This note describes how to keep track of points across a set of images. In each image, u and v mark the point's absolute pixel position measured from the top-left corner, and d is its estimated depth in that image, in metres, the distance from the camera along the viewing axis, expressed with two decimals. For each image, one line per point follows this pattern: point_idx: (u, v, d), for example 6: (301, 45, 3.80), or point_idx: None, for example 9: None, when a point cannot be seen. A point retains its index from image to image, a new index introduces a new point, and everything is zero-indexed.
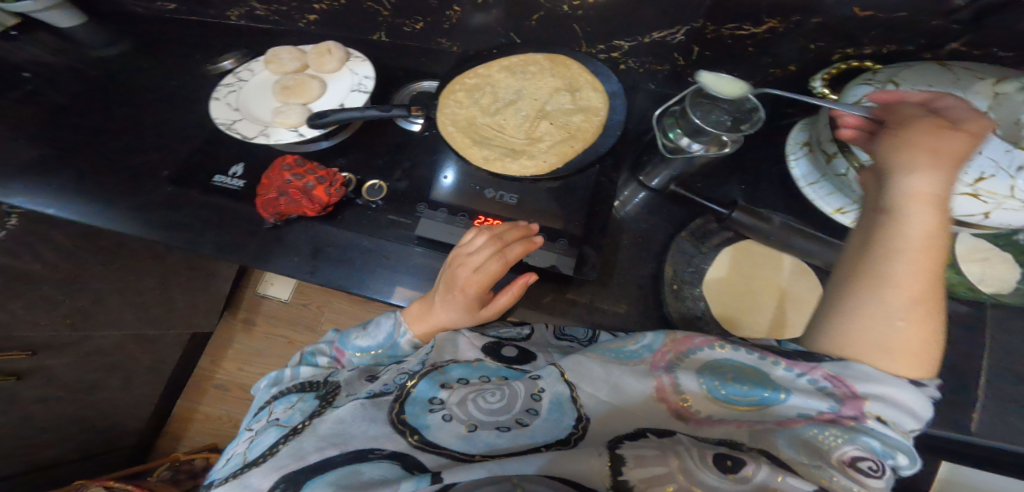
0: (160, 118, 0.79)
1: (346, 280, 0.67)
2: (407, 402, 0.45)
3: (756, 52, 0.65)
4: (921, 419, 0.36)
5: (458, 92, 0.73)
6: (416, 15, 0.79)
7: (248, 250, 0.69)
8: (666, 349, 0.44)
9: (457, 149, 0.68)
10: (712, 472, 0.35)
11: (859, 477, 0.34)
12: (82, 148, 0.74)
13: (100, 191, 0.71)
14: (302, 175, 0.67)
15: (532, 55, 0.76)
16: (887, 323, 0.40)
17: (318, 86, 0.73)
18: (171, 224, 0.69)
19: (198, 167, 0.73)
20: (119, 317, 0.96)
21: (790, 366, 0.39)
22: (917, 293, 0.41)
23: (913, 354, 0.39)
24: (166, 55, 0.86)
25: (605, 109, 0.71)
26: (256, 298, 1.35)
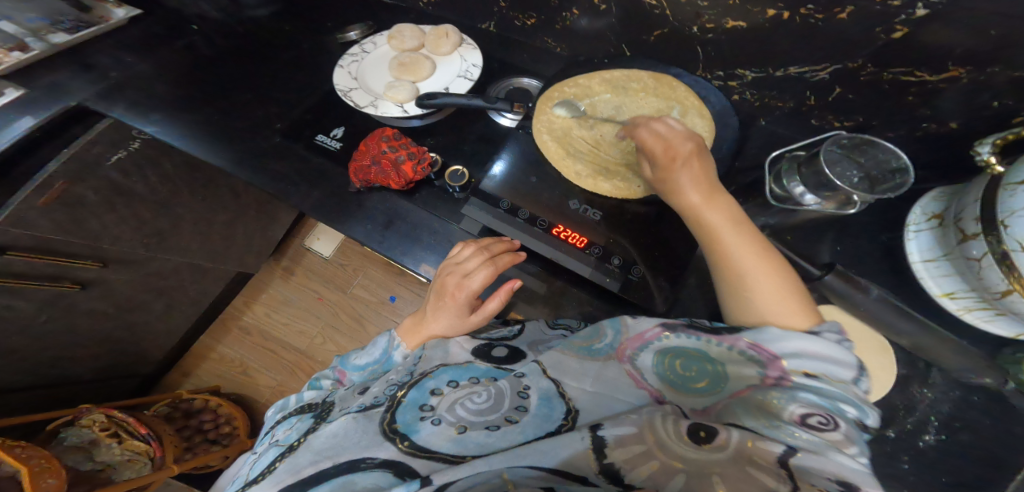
0: (282, 74, 0.85)
1: (410, 257, 0.68)
2: (397, 411, 0.46)
3: (916, 101, 0.57)
4: (844, 364, 0.41)
5: (557, 101, 0.70)
6: (532, 11, 0.79)
7: (329, 209, 0.72)
8: (626, 344, 0.49)
9: (549, 160, 0.67)
10: (689, 445, 0.37)
11: (812, 429, 0.38)
12: (218, 94, 0.82)
13: (217, 131, 0.78)
14: (396, 148, 0.68)
15: (637, 71, 0.71)
16: (743, 299, 0.49)
17: (430, 66, 0.75)
18: (272, 173, 0.74)
19: (305, 123, 0.78)
20: (186, 246, 1.05)
21: (720, 341, 0.45)
22: (754, 268, 0.49)
23: (784, 310, 0.46)
24: (299, 16, 0.93)
25: (712, 138, 0.65)
26: (302, 249, 1.45)
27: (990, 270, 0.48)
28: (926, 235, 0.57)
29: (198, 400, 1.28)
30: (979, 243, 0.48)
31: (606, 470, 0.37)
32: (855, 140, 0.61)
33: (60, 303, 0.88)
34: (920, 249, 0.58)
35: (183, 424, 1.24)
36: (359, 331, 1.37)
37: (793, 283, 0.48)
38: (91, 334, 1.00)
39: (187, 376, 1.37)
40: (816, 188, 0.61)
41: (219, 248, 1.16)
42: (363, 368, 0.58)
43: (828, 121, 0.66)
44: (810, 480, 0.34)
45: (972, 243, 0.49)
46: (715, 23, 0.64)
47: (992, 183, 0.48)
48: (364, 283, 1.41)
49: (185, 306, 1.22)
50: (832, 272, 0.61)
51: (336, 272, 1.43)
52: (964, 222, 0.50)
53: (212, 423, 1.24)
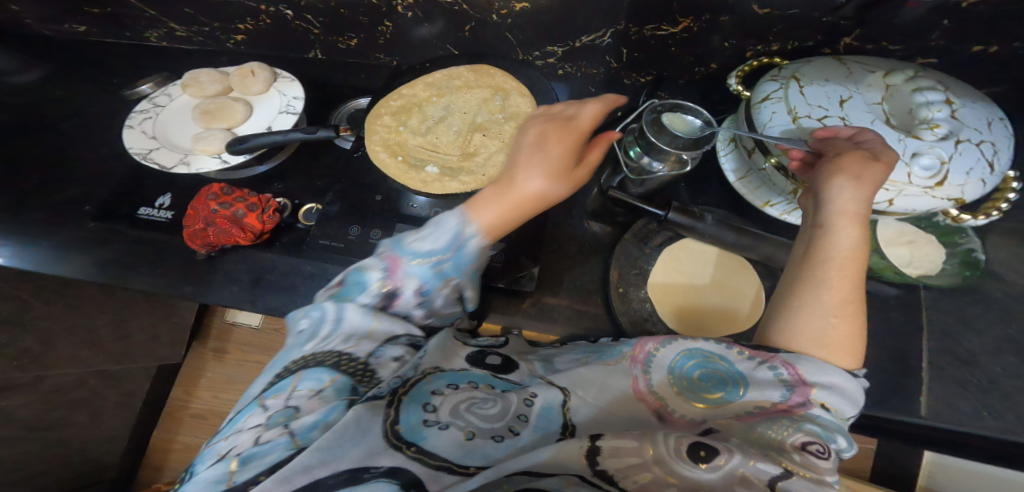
0: (82, 151, 0.75)
1: (289, 305, 0.64)
2: (400, 408, 0.37)
3: (679, 51, 0.63)
4: (855, 402, 0.40)
5: (385, 117, 0.69)
6: (349, 32, 0.77)
7: (183, 284, 0.65)
8: (641, 342, 0.44)
9: (394, 177, 0.65)
10: (686, 462, 0.35)
11: (812, 462, 0.35)
12: (6, 184, 0.70)
13: (12, 230, 0.66)
14: (230, 203, 0.63)
15: (455, 67, 0.73)
16: (823, 319, 0.42)
17: (242, 108, 0.70)
18: (104, 260, 0.66)
19: (124, 199, 0.70)
20: (76, 356, 0.95)
21: (751, 355, 0.41)
22: (844, 291, 0.43)
23: (849, 343, 0.42)
24: (87, 83, 0.82)
25: (534, 112, 0.68)
26: (224, 325, 1.20)
27: (775, 175, 0.53)
28: (732, 155, 0.62)
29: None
30: (759, 156, 0.54)
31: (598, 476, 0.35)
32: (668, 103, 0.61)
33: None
34: (733, 169, 0.62)
35: None
36: None
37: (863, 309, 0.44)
38: None
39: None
40: (657, 154, 0.58)
41: (117, 350, 1.01)
42: (424, 259, 0.47)
43: (635, 78, 0.71)
44: None
45: (756, 156, 0.55)
46: (506, 9, 0.66)
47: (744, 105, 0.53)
48: None
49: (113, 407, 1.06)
50: (673, 209, 0.61)
51: None
52: (744, 141, 0.56)
53: None
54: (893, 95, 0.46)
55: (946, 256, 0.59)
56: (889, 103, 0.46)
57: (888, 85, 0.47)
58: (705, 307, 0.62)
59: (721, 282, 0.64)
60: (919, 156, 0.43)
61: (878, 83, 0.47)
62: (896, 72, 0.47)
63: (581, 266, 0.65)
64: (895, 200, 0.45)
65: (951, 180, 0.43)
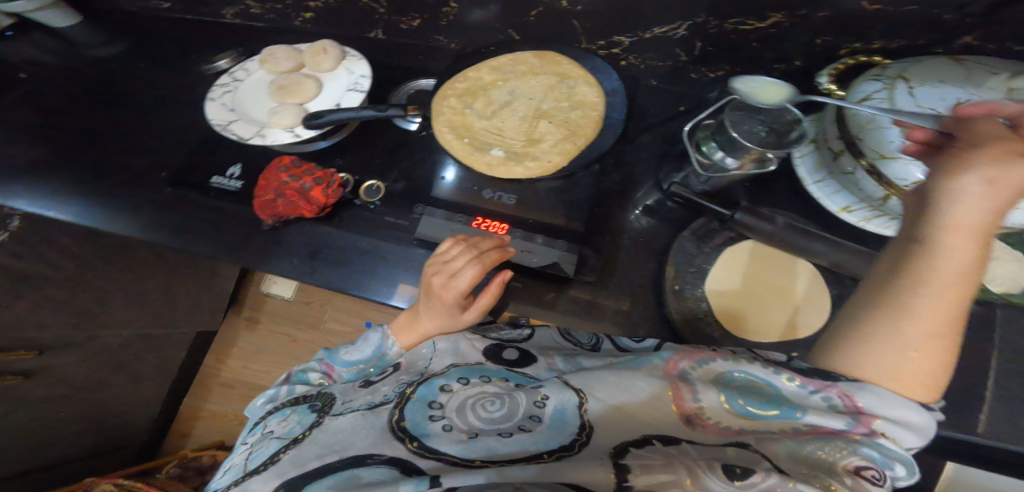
0: (159, 119, 0.79)
1: (346, 281, 0.66)
2: (406, 407, 0.48)
3: (760, 47, 0.62)
4: (921, 435, 0.39)
5: (451, 99, 0.70)
6: (412, 12, 0.77)
7: (249, 253, 0.68)
8: (676, 356, 0.48)
9: (459, 157, 0.66)
10: (721, 479, 0.36)
11: (865, 486, 0.37)
12: (89, 149, 0.74)
13: (96, 193, 0.71)
14: (299, 176, 0.66)
15: (521, 53, 0.73)
16: (902, 354, 0.40)
17: (314, 85, 0.72)
18: (177, 226, 0.69)
19: (196, 167, 0.73)
20: (126, 317, 1.02)
21: (804, 382, 0.42)
22: (931, 328, 0.41)
23: (925, 378, 0.40)
24: (164, 55, 0.86)
25: (602, 103, 0.68)
26: (260, 296, 1.37)
27: (865, 180, 0.53)
28: (809, 158, 0.63)
29: (207, 457, 1.25)
30: (848, 159, 0.54)
31: (622, 489, 0.37)
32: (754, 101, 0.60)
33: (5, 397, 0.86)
34: (808, 173, 0.63)
35: (199, 482, 1.21)
36: None
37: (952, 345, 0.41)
38: (57, 420, 0.98)
39: (188, 437, 1.33)
40: (733, 150, 0.57)
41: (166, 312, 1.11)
42: (352, 366, 0.59)
43: (705, 73, 0.71)
44: None
45: (844, 159, 0.55)
46: None
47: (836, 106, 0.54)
48: (334, 317, 1.35)
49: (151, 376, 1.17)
50: (742, 209, 0.62)
51: (302, 310, 1.36)
52: (829, 143, 0.56)
53: None
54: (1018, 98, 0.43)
55: None
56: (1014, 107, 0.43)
57: (1010, 88, 0.44)
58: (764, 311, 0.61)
59: (784, 286, 0.63)
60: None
61: (1000, 86, 0.45)
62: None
63: (634, 260, 0.65)
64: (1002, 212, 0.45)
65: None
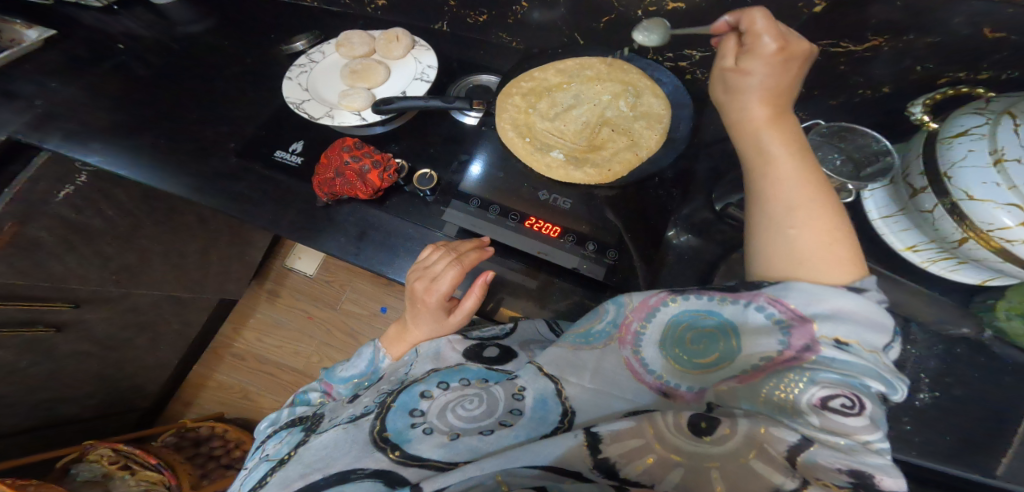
0: (231, 92, 0.82)
1: (385, 264, 0.68)
2: (386, 419, 0.50)
3: (847, 71, 0.62)
4: (878, 329, 0.38)
5: (516, 97, 0.71)
6: (481, 8, 0.77)
7: (299, 228, 0.71)
8: (628, 317, 0.48)
9: (519, 156, 0.67)
10: (688, 436, 0.37)
11: (833, 416, 0.36)
12: (165, 116, 0.78)
13: (166, 157, 0.75)
14: (359, 157, 0.68)
15: (588, 58, 0.73)
16: (781, 234, 0.44)
17: (384, 72, 0.74)
18: (237, 194, 0.72)
19: (263, 141, 0.76)
20: (162, 279, 1.04)
21: (737, 302, 0.42)
22: (795, 203, 0.44)
23: (824, 253, 0.42)
24: (242, 31, 0.90)
25: (667, 116, 0.68)
26: (283, 269, 1.42)
27: (942, 219, 0.50)
28: (879, 192, 0.59)
29: (205, 428, 1.28)
30: (929, 197, 0.51)
31: (600, 465, 0.38)
32: (832, 129, 0.60)
33: (34, 350, 0.86)
34: (877, 207, 0.60)
35: (193, 452, 1.23)
36: (351, 345, 1.34)
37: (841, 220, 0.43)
38: (79, 376, 0.99)
39: (189, 406, 1.37)
40: None
41: (195, 277, 1.14)
42: (347, 381, 0.63)
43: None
44: (817, 474, 0.34)
45: (922, 197, 0.51)
46: (656, 6, 0.65)
47: (933, 136, 0.50)
48: (354, 298, 1.39)
49: (171, 337, 1.21)
50: None
51: (322, 289, 1.40)
52: (909, 178, 0.53)
53: (223, 451, 1.25)
54: None
55: None
56: None
57: None
58: None
59: None
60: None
61: None
62: None
63: (678, 277, 0.64)
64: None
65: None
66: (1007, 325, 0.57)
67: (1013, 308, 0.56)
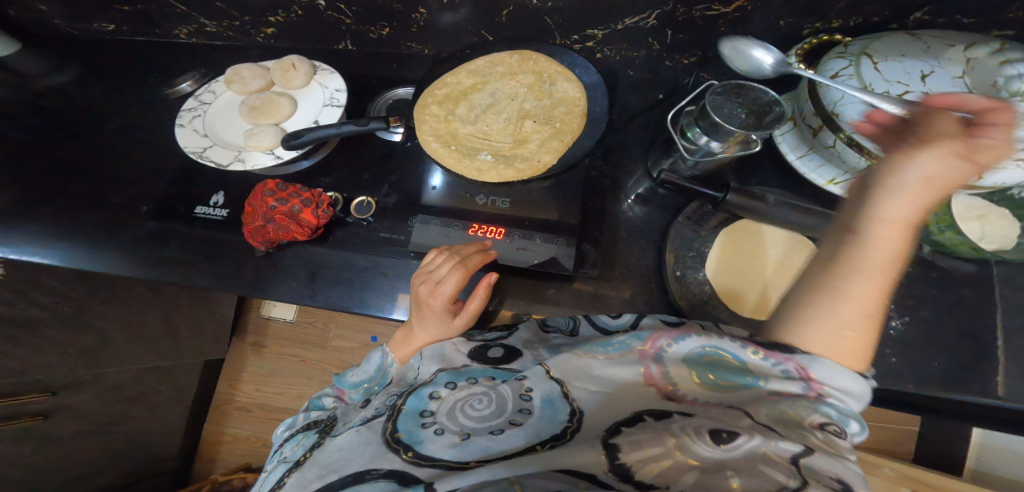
0: (131, 149, 0.76)
1: (346, 299, 0.65)
2: (398, 420, 0.48)
3: (728, 30, 0.64)
4: (863, 394, 0.43)
5: (432, 106, 0.70)
6: (380, 20, 0.73)
7: (243, 281, 0.68)
8: (654, 335, 0.50)
9: (448, 165, 0.67)
10: (709, 444, 0.39)
11: (831, 440, 0.40)
12: (58, 188, 0.71)
13: (76, 232, 0.69)
14: (286, 199, 0.64)
15: (498, 54, 0.73)
16: (837, 329, 0.46)
17: (288, 103, 0.70)
18: (166, 259, 0.68)
19: (178, 199, 0.71)
20: (140, 354, 1.00)
21: (768, 355, 0.45)
22: (862, 308, 0.46)
23: (857, 348, 0.46)
24: (122, 80, 0.83)
25: (583, 98, 0.69)
26: (262, 319, 1.35)
27: (846, 150, 0.54)
28: (790, 134, 0.63)
29: (236, 480, 1.25)
30: (828, 132, 0.55)
31: (616, 469, 0.38)
32: (728, 87, 0.59)
33: (28, 437, 0.87)
34: (792, 148, 0.63)
35: None
36: None
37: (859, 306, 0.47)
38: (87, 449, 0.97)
39: (214, 462, 1.32)
40: (718, 134, 0.56)
41: (170, 345, 1.09)
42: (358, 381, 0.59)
43: (677, 59, 0.71)
44: (816, 477, 0.36)
45: (823, 133, 0.56)
46: None
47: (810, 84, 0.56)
48: (341, 334, 1.35)
49: (168, 403, 1.14)
50: (732, 191, 0.63)
51: (306, 331, 1.35)
52: (807, 119, 0.57)
53: None
54: (977, 69, 0.48)
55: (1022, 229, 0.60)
56: (974, 76, 0.48)
57: (970, 59, 0.49)
58: (767, 289, 0.63)
59: (783, 262, 0.64)
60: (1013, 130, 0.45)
61: (959, 57, 0.50)
62: (980, 46, 0.49)
63: (634, 251, 0.66)
64: (982, 175, 0.46)
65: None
66: (942, 237, 0.60)
67: (942, 220, 0.60)
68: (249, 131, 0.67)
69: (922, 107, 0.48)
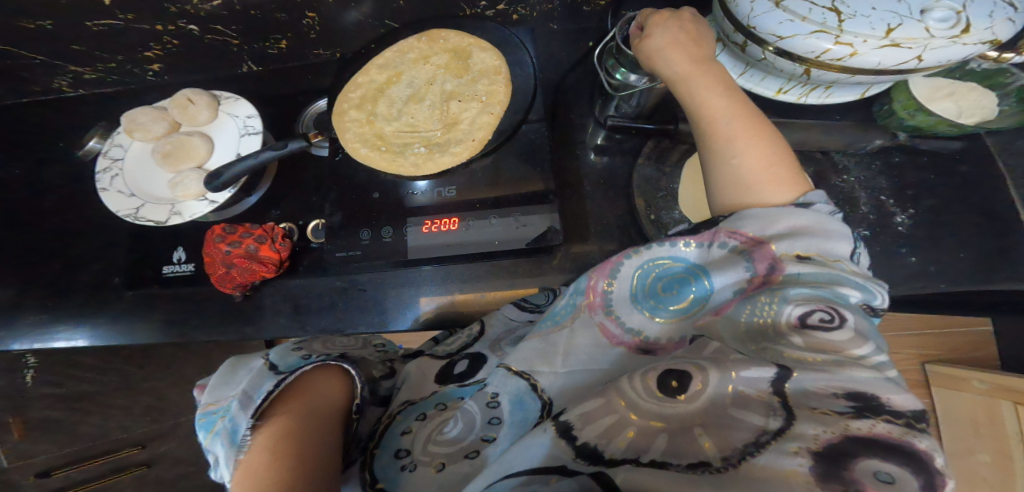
0: (81, 223, 0.75)
1: (337, 324, 0.67)
2: (375, 467, 0.50)
3: None
4: (833, 234, 0.42)
5: (351, 111, 0.67)
6: (274, 34, 0.71)
7: (235, 325, 0.69)
8: (592, 281, 0.49)
9: (384, 170, 0.64)
10: (664, 401, 0.40)
11: (815, 332, 0.38)
12: (35, 281, 0.72)
13: (69, 317, 0.71)
14: (238, 241, 0.62)
15: (405, 41, 0.70)
16: (727, 166, 0.48)
17: (201, 141, 0.68)
18: (164, 321, 0.70)
19: (141, 265, 0.71)
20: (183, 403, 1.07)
21: (698, 242, 0.46)
22: (734, 134, 0.48)
23: (769, 177, 0.46)
24: (29, 149, 0.79)
25: (504, 64, 0.65)
26: None
27: (779, 61, 0.50)
28: (725, 55, 0.60)
29: None
30: (754, 47, 0.51)
31: (582, 452, 0.40)
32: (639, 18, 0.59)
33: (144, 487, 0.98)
34: (731, 68, 0.61)
35: None
36: None
37: (774, 139, 0.48)
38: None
39: None
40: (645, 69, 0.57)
41: None
42: (209, 431, 0.46)
43: (595, 4, 0.69)
44: (809, 402, 0.35)
45: (751, 48, 0.51)
46: None
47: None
48: None
49: None
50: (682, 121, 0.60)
51: None
52: (731, 38, 0.53)
53: None
54: None
55: (989, 100, 0.59)
56: None
57: None
58: None
59: None
60: (929, 11, 0.41)
61: None
62: None
63: (602, 204, 0.65)
64: (923, 56, 0.42)
65: (977, 25, 0.41)
66: (915, 121, 0.58)
67: (908, 105, 0.58)
68: (172, 180, 0.66)
69: (833, 7, 0.43)
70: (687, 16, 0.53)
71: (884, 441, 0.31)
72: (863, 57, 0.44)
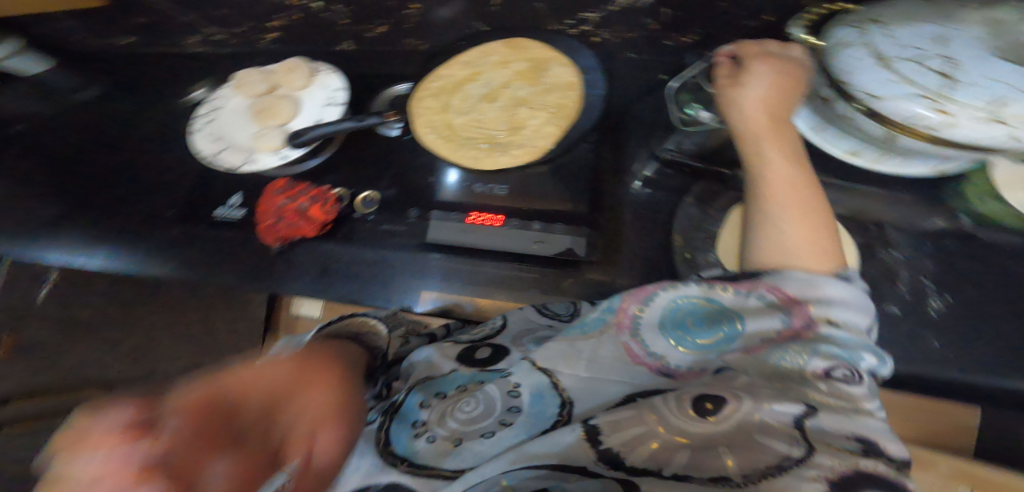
0: (156, 158, 0.80)
1: (356, 294, 0.66)
2: (392, 432, 0.51)
3: None
4: (861, 309, 0.43)
5: (427, 99, 0.73)
6: (376, 19, 0.79)
7: (259, 277, 0.69)
8: (625, 303, 0.51)
9: (444, 155, 0.68)
10: (691, 418, 0.41)
11: (837, 385, 0.39)
12: (98, 199, 0.76)
13: (113, 238, 0.73)
14: (294, 196, 0.68)
15: (491, 45, 0.76)
16: (773, 228, 0.49)
17: (291, 104, 0.71)
18: (193, 261, 0.70)
19: (203, 201, 0.75)
20: None
21: (738, 289, 0.46)
22: (784, 199, 0.50)
23: (813, 247, 0.47)
24: (144, 89, 0.87)
25: (580, 83, 0.71)
26: None
27: (865, 122, 0.52)
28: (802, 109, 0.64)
29: None
30: (840, 104, 0.53)
31: (603, 456, 0.42)
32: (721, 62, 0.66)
33: None
34: (808, 123, 0.64)
35: None
36: None
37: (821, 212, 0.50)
38: None
39: None
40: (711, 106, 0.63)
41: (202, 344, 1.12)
42: None
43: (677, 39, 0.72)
44: (826, 440, 0.36)
45: (835, 105, 0.54)
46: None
47: (821, 53, 0.54)
48: None
49: None
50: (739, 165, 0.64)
51: None
52: (820, 92, 0.56)
53: None
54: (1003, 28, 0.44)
55: None
56: (1000, 36, 0.44)
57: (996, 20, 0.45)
58: None
59: None
60: None
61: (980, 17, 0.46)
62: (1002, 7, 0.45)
63: (636, 238, 0.64)
64: None
65: None
66: (984, 207, 0.61)
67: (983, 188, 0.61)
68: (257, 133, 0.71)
69: (937, 73, 0.44)
70: (762, 65, 0.57)
71: (886, 481, 0.33)
72: (962, 128, 0.44)
